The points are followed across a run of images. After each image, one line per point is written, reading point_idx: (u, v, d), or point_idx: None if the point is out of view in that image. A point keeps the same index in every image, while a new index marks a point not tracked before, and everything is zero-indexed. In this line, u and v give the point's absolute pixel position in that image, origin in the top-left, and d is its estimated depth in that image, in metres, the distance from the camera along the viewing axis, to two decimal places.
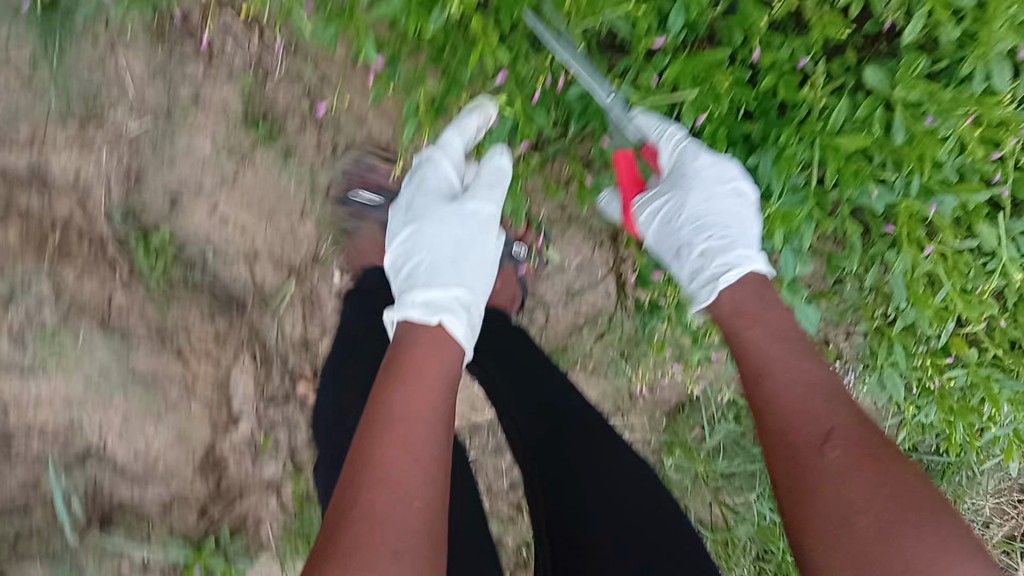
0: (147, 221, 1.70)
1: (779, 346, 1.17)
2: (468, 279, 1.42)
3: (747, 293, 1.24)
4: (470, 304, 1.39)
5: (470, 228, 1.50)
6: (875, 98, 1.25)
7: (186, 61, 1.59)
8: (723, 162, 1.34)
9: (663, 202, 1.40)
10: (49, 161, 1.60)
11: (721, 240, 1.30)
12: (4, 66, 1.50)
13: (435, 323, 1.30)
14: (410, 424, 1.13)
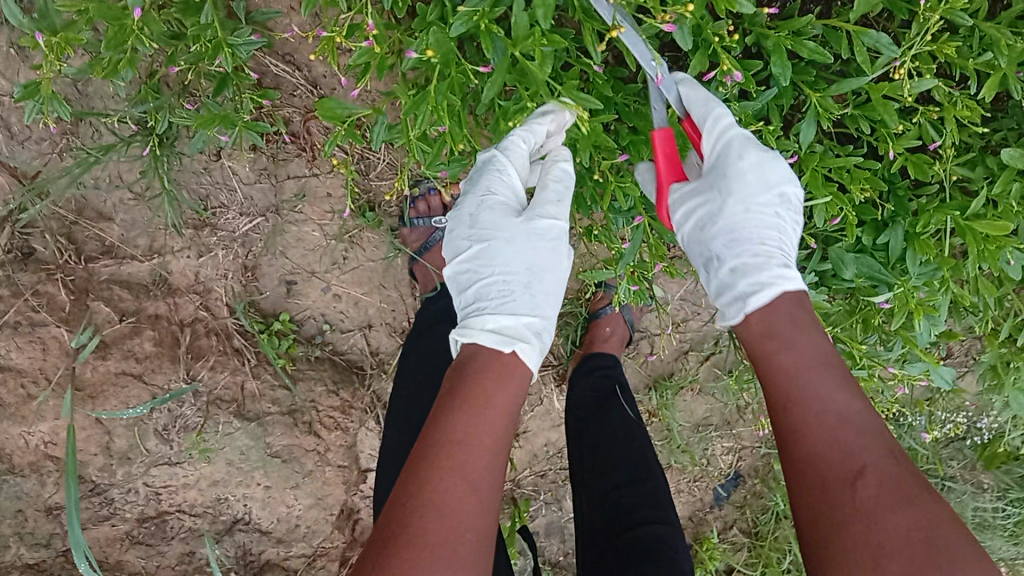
0: (265, 307, 1.77)
1: (814, 364, 0.97)
2: (540, 305, 1.24)
3: (777, 316, 1.04)
4: (542, 330, 1.21)
5: (544, 248, 1.26)
6: (1010, 173, 1.20)
7: (286, 163, 1.65)
8: (771, 163, 1.12)
9: (695, 199, 1.15)
10: (169, 266, 1.69)
11: (752, 257, 1.11)
12: (120, 187, 1.60)
13: (509, 354, 1.14)
14: (474, 448, 1.01)
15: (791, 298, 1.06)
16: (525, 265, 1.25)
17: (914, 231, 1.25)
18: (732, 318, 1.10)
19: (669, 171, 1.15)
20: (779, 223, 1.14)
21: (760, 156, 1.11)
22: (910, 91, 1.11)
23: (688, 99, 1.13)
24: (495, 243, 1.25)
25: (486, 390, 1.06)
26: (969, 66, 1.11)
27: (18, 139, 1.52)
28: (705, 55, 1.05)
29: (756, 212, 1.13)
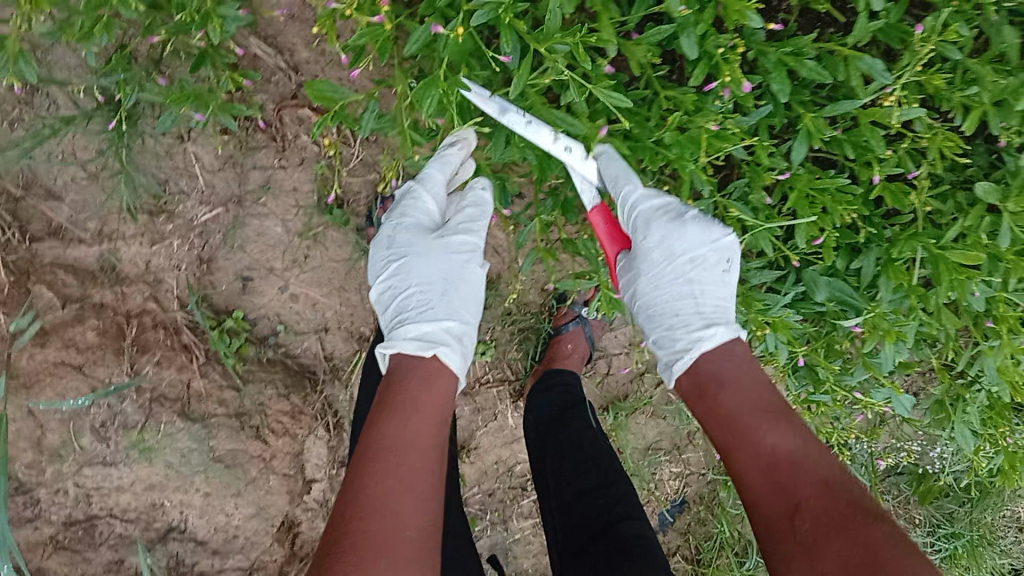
0: (218, 303, 1.68)
1: (745, 409, 1.04)
2: (460, 311, 1.21)
3: (706, 366, 1.12)
4: (463, 335, 1.18)
5: (456, 257, 1.26)
6: (980, 206, 1.23)
7: (255, 152, 1.59)
8: (675, 233, 1.18)
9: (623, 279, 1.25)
10: (119, 253, 1.60)
11: (671, 327, 1.18)
12: (72, 163, 1.52)
13: (429, 357, 1.11)
14: (408, 453, 0.96)
15: (714, 357, 1.12)
16: (440, 275, 1.24)
17: (889, 254, 1.27)
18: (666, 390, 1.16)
19: (608, 244, 1.25)
20: (696, 286, 1.19)
21: (666, 230, 1.18)
22: (899, 118, 1.14)
23: (603, 171, 1.22)
24: (412, 258, 1.25)
25: (412, 392, 1.04)
26: (955, 97, 1.15)
27: None
28: (708, 66, 1.06)
29: (672, 284, 1.20)
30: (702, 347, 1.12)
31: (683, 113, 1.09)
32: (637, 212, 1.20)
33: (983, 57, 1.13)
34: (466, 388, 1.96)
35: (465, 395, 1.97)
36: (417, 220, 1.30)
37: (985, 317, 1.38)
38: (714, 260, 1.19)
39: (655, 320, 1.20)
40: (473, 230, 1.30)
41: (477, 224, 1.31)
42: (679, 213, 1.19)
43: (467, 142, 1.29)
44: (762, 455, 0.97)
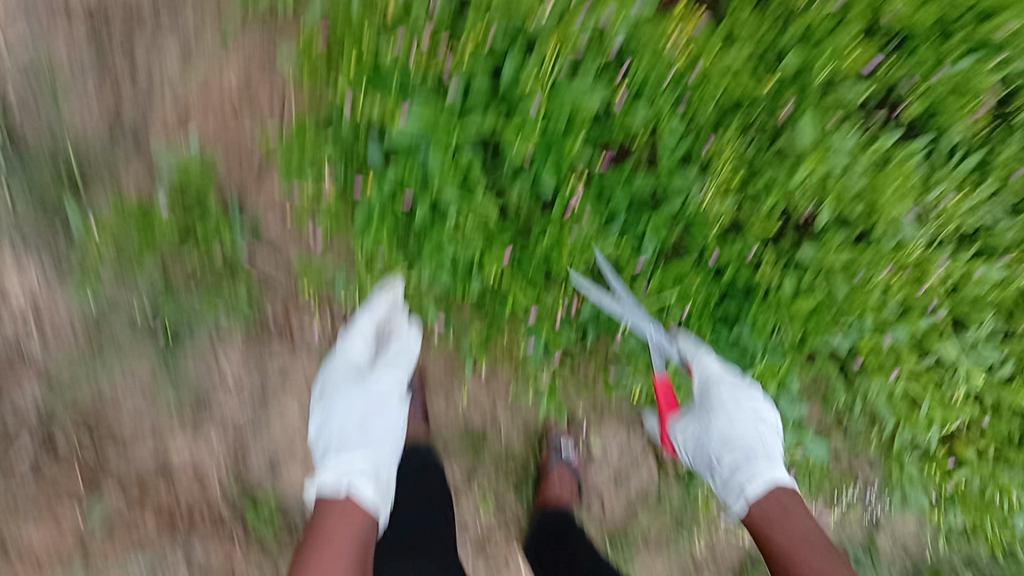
0: (251, 486, 1.93)
1: (801, 539, 1.46)
2: (372, 442, 1.57)
3: (775, 503, 1.53)
4: (378, 466, 1.52)
5: (373, 403, 1.64)
6: (812, 269, 1.67)
7: (270, 347, 1.89)
8: (743, 392, 1.67)
9: (689, 426, 1.70)
10: (168, 452, 1.90)
11: (747, 456, 1.60)
12: (132, 379, 1.86)
13: (343, 495, 1.44)
14: (331, 557, 1.34)
15: (778, 493, 1.54)
16: (357, 417, 1.61)
17: (749, 310, 1.71)
18: (738, 503, 1.57)
19: (667, 407, 1.72)
20: (760, 429, 1.64)
21: (733, 390, 1.66)
22: (717, 213, 1.64)
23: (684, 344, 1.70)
24: (336, 403, 1.63)
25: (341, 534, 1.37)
26: (757, 183, 1.63)
27: (49, 346, 1.83)
28: (559, 196, 1.63)
29: (742, 419, 1.64)
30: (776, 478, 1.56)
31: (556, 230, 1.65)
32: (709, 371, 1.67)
33: (771, 152, 1.62)
34: (479, 544, 2.04)
35: (479, 553, 2.06)
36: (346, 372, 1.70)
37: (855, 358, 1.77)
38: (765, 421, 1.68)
39: (732, 447, 1.62)
40: (391, 375, 1.69)
41: (400, 366, 1.71)
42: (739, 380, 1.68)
43: (395, 287, 1.74)
44: (809, 572, 1.40)
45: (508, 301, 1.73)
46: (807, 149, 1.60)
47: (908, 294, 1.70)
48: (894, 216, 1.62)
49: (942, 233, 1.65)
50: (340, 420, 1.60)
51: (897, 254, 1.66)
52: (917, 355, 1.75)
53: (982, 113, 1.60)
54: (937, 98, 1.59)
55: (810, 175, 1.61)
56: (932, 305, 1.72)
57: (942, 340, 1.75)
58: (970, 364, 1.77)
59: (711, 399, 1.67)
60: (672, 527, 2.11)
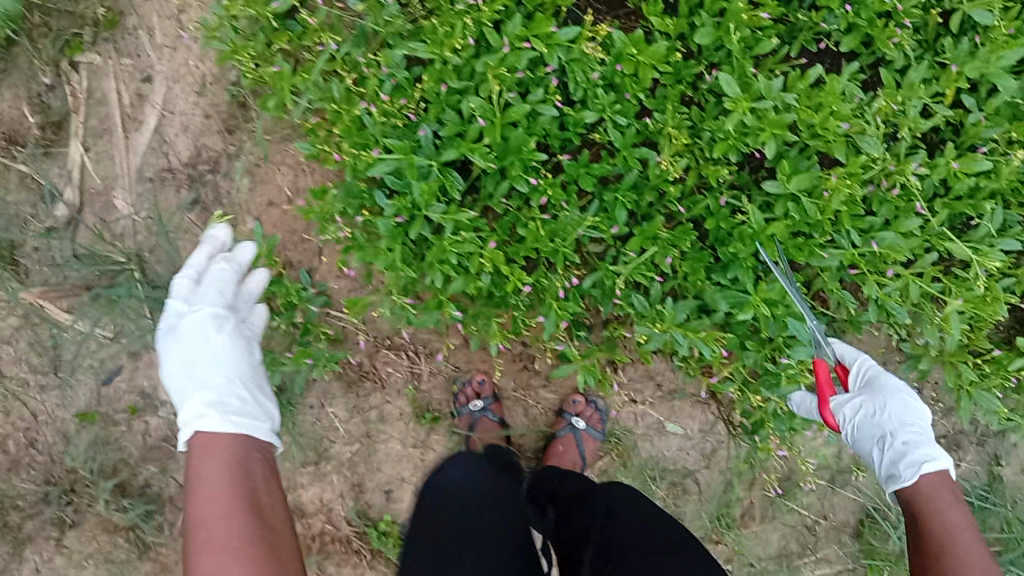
0: (374, 515, 2.31)
1: (965, 522, 1.46)
2: (225, 376, 1.74)
3: (936, 488, 1.56)
4: (232, 389, 1.71)
5: (203, 339, 1.81)
6: (783, 199, 1.73)
7: (369, 396, 2.26)
8: (909, 392, 1.75)
9: (863, 400, 1.73)
10: (301, 496, 2.29)
11: (917, 436, 1.66)
12: None
13: (192, 435, 1.57)
14: (214, 520, 1.35)
15: (935, 478, 1.58)
16: (189, 352, 1.78)
17: (742, 258, 1.74)
18: (909, 476, 1.60)
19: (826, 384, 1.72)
20: (921, 422, 1.72)
21: (901, 387, 1.75)
22: (676, 170, 1.73)
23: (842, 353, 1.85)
24: (174, 327, 1.83)
25: (214, 458, 1.51)
26: (709, 146, 1.74)
27: None
28: (539, 192, 1.73)
29: (909, 408, 1.72)
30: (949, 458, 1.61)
31: (536, 220, 1.74)
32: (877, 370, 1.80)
33: (714, 116, 1.74)
34: None
35: None
36: (178, 318, 1.85)
37: (853, 269, 1.79)
38: (922, 411, 1.75)
39: (908, 426, 1.68)
40: (197, 305, 1.87)
41: (215, 294, 1.88)
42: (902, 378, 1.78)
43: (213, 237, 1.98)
44: (959, 550, 1.40)
45: (507, 281, 1.79)
46: (743, 98, 1.66)
47: (893, 204, 1.76)
48: (837, 135, 1.70)
49: (907, 141, 1.74)
50: (187, 348, 1.78)
51: (854, 169, 1.70)
52: (925, 259, 1.76)
53: (908, 27, 1.75)
54: (857, 23, 1.76)
55: (754, 124, 1.69)
56: (915, 206, 1.75)
57: (947, 239, 1.77)
58: (982, 254, 1.76)
59: (882, 385, 1.74)
60: (753, 487, 2.30)
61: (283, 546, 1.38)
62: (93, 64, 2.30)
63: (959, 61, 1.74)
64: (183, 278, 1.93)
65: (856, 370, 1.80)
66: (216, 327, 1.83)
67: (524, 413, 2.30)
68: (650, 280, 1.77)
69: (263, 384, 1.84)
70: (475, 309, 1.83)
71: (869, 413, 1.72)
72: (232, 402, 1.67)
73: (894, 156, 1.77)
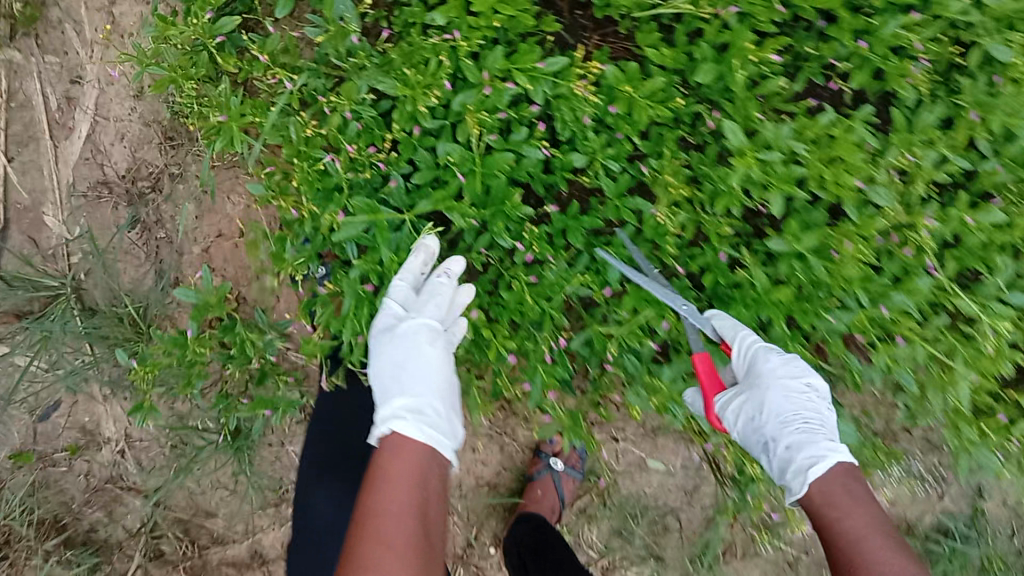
0: None
1: (878, 533, 1.41)
2: (412, 390, 1.48)
3: (834, 496, 1.48)
4: (418, 407, 1.46)
5: (405, 348, 1.52)
6: (788, 257, 1.60)
7: None
8: (794, 367, 1.58)
9: (741, 405, 1.60)
10: (261, 540, 2.17)
11: (804, 433, 1.56)
12: (219, 484, 2.15)
13: (385, 434, 1.40)
14: (390, 508, 1.28)
15: (843, 479, 1.51)
16: (391, 362, 1.51)
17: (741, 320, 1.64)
18: (799, 489, 1.51)
19: (711, 384, 1.61)
20: (812, 402, 1.59)
21: (782, 366, 1.57)
22: (675, 224, 1.59)
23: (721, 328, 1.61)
24: (385, 333, 1.54)
25: (389, 466, 1.35)
26: (710, 198, 1.59)
27: (146, 468, 2.14)
28: (524, 246, 1.57)
29: (795, 399, 1.57)
30: (844, 457, 1.52)
31: (521, 279, 1.58)
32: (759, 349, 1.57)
33: (714, 163, 1.59)
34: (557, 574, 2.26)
35: None
36: (390, 324, 1.54)
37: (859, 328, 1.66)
38: (802, 371, 1.59)
39: (789, 425, 1.57)
40: (420, 314, 1.54)
41: (438, 286, 1.57)
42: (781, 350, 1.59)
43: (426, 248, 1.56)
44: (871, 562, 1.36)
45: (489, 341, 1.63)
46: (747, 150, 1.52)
47: (903, 259, 1.64)
48: (849, 189, 1.54)
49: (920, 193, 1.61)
50: (394, 347, 1.52)
51: (862, 226, 1.57)
52: (933, 320, 1.65)
53: (924, 66, 1.61)
54: (869, 58, 1.61)
55: (761, 176, 1.54)
56: (928, 262, 1.61)
57: (959, 297, 1.65)
58: (991, 315, 1.65)
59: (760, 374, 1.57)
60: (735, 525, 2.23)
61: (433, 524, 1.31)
62: (13, 62, 2.04)
63: (980, 105, 1.60)
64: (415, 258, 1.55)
65: (741, 353, 1.58)
66: (427, 343, 1.53)
67: (498, 450, 2.16)
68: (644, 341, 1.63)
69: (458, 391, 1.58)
70: None
71: (747, 417, 1.61)
72: (433, 415, 1.46)
73: (904, 207, 1.64)
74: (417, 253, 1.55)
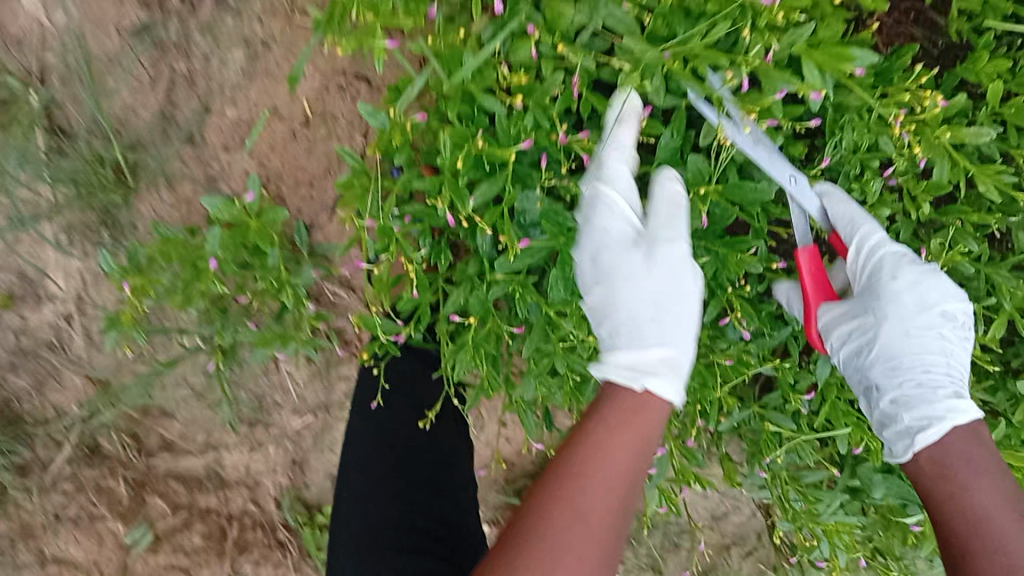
0: (310, 498, 1.83)
1: (1012, 507, 0.98)
2: (666, 337, 1.05)
3: (951, 454, 1.04)
4: (676, 359, 1.03)
5: (659, 282, 1.06)
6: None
7: (340, 365, 1.73)
8: (931, 280, 1.09)
9: (846, 334, 1.12)
10: (223, 459, 1.78)
11: (919, 387, 1.10)
12: (184, 386, 1.70)
13: (640, 391, 0.99)
14: (604, 458, 0.90)
15: (966, 436, 1.06)
16: (643, 301, 1.07)
17: None
18: (904, 455, 1.09)
19: (815, 291, 1.11)
20: (946, 346, 1.11)
21: (918, 273, 1.09)
22: None
23: (835, 216, 1.11)
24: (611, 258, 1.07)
25: (615, 418, 0.95)
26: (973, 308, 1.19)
27: (96, 343, 1.65)
28: (719, 303, 1.13)
29: (917, 337, 1.11)
30: (972, 416, 1.07)
31: (698, 343, 1.18)
32: (881, 254, 1.10)
33: (998, 265, 1.16)
34: None
35: None
36: (619, 237, 1.07)
37: None
38: (942, 302, 1.09)
39: (899, 370, 1.11)
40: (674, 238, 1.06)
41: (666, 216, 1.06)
42: (927, 266, 1.10)
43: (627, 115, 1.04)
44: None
45: None
46: None
47: None
48: None
49: None
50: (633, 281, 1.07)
51: None
52: None
53: None
54: None
55: None
56: None
57: None
58: None
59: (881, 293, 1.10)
60: None
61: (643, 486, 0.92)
62: None
63: None
64: (625, 129, 1.04)
65: (856, 250, 1.11)
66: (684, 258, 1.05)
67: None
68: (806, 448, 1.27)
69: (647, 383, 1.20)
70: (553, 406, 1.27)
71: (855, 351, 1.13)
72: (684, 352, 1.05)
73: None
74: (622, 118, 1.03)
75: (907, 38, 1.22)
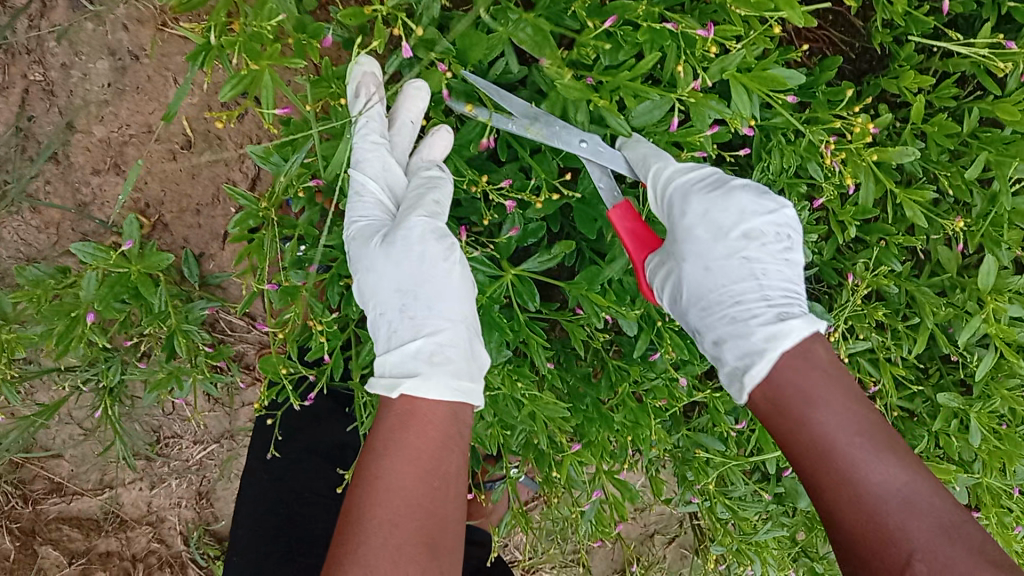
0: (220, 532, 1.69)
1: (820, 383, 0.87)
2: (428, 325, 0.95)
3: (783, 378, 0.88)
4: (434, 354, 0.93)
5: (406, 267, 0.96)
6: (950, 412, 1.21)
7: (241, 391, 1.56)
8: (720, 203, 0.94)
9: (660, 282, 0.97)
10: (120, 496, 1.62)
11: (736, 320, 0.93)
12: (68, 423, 1.53)
13: (397, 399, 0.90)
14: (382, 488, 0.83)
15: (795, 356, 0.89)
16: (394, 289, 0.97)
17: None
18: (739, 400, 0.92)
19: (638, 248, 0.97)
20: (755, 266, 0.94)
21: (709, 197, 0.94)
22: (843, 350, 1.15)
23: (633, 163, 0.99)
24: (365, 257, 0.98)
25: (397, 417, 0.89)
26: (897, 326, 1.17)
27: None
28: (650, 337, 1.07)
29: (725, 265, 0.95)
30: (804, 331, 0.89)
31: (628, 376, 1.11)
32: (670, 191, 0.96)
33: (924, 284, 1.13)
34: None
35: None
36: (371, 224, 1.01)
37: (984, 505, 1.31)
38: (740, 207, 0.94)
39: (716, 308, 0.95)
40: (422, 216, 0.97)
41: (428, 191, 0.99)
42: (727, 182, 0.95)
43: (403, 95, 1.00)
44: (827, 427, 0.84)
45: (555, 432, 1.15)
46: (992, 294, 1.08)
47: None
48: None
49: None
50: (379, 272, 0.97)
51: None
52: None
53: None
54: None
55: (990, 332, 1.09)
56: None
57: None
58: None
59: (678, 234, 0.97)
60: None
61: (449, 506, 0.85)
62: None
63: None
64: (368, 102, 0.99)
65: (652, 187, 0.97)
66: (426, 235, 0.96)
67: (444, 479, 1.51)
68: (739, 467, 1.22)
69: (581, 413, 1.13)
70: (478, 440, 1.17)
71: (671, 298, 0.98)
72: (442, 346, 0.94)
73: None
74: (362, 88, 0.99)
75: (828, 41, 1.18)
